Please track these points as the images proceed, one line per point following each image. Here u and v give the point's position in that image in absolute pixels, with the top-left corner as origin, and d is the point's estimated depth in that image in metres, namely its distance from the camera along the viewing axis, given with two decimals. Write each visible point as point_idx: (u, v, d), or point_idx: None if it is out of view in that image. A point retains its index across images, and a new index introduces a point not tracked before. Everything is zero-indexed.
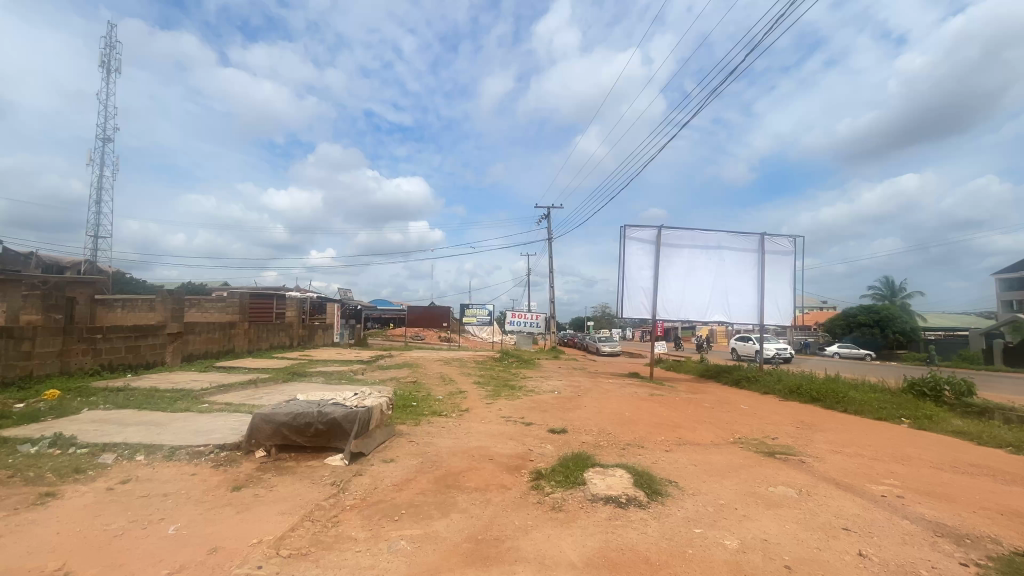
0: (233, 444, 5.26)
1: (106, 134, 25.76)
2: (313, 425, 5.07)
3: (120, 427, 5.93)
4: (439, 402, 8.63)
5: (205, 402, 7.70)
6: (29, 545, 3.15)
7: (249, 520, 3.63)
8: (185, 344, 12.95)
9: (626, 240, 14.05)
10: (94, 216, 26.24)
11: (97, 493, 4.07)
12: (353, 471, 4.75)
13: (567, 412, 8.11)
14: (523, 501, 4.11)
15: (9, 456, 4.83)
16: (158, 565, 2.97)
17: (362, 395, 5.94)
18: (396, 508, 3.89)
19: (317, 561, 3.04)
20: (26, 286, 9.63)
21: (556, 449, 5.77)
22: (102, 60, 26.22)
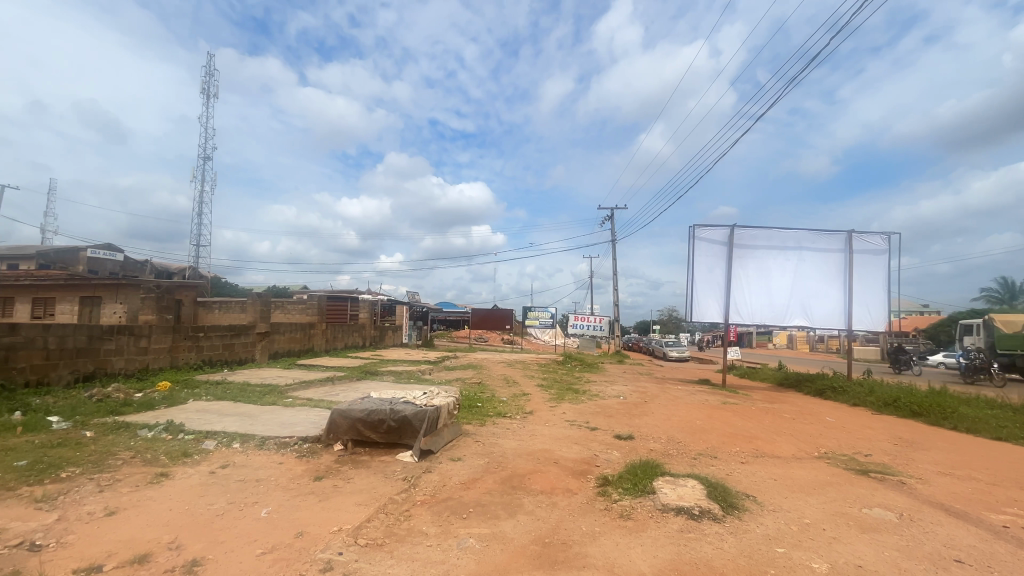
0: (315, 437, 5.65)
1: (207, 153, 28.84)
2: (385, 421, 5.32)
3: (219, 417, 6.55)
4: (504, 404, 8.72)
5: (289, 396, 8.34)
6: (148, 519, 3.57)
7: (330, 508, 3.87)
8: (272, 343, 14.09)
9: (695, 240, 13.48)
10: (197, 228, 29.34)
11: (201, 475, 4.53)
12: (423, 468, 4.92)
13: (634, 418, 7.90)
14: (589, 507, 4.04)
15: (131, 439, 5.50)
16: (253, 544, 3.24)
17: (431, 394, 6.15)
18: (464, 506, 3.98)
19: (392, 552, 3.18)
20: (147, 291, 11.07)
21: (622, 456, 5.63)
22: (203, 86, 29.24)
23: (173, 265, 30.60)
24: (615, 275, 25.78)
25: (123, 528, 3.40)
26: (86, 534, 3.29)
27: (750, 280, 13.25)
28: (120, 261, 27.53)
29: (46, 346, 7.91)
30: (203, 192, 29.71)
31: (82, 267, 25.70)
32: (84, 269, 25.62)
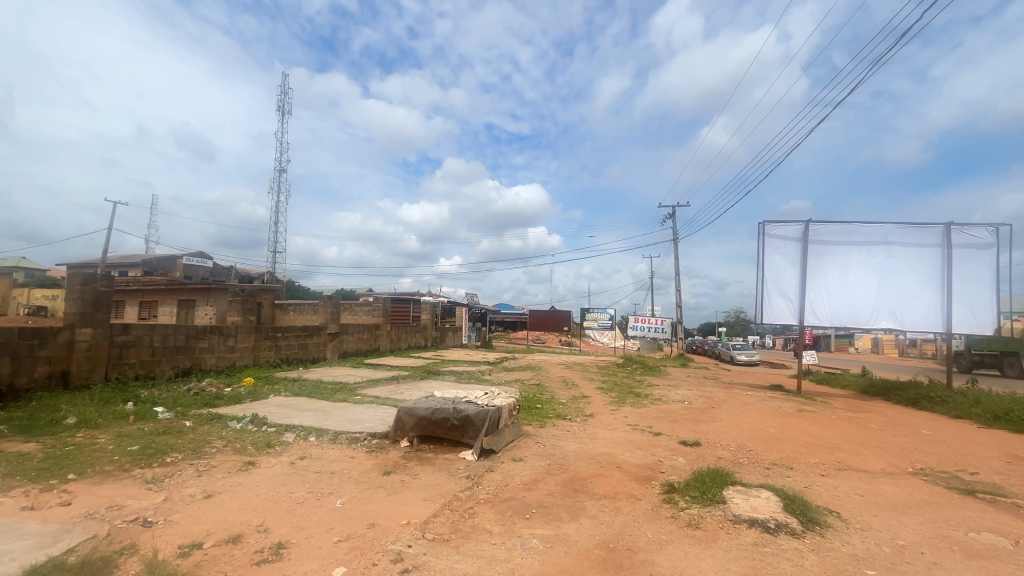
0: (383, 434, 5.91)
1: (282, 166, 30.97)
2: (449, 420, 5.47)
3: (297, 412, 7.03)
4: (563, 406, 8.68)
5: (358, 394, 8.79)
6: (239, 503, 3.89)
7: (398, 502, 4.04)
8: (341, 343, 14.89)
9: (764, 237, 12.76)
10: (274, 235, 31.61)
11: (282, 465, 4.88)
12: (485, 467, 5.00)
13: (700, 423, 7.58)
14: (655, 513, 3.93)
15: (223, 430, 6.03)
16: (330, 532, 3.45)
17: (492, 394, 6.24)
18: (526, 507, 4.00)
19: (458, 547, 3.26)
20: (233, 295, 12.09)
21: (688, 462, 5.42)
22: (279, 103, 31.43)
23: (254, 270, 33.22)
24: (677, 275, 24.83)
25: (219, 510, 3.74)
26: (187, 514, 3.64)
27: (829, 278, 12.32)
28: (210, 267, 30.33)
29: (153, 344, 8.87)
30: (280, 202, 32.01)
31: (178, 273, 28.58)
32: (180, 275, 28.47)
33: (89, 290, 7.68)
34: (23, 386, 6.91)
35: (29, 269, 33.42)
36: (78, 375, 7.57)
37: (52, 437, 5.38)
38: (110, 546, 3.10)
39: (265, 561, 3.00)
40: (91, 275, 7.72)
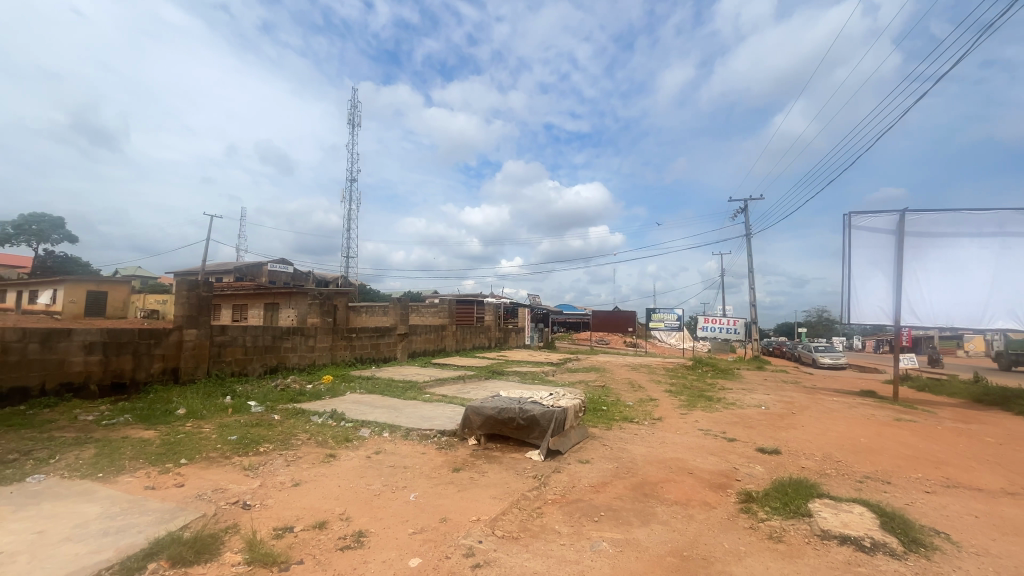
0: (452, 431, 6.10)
1: (352, 175, 32.72)
2: (515, 420, 5.53)
3: (372, 409, 7.42)
4: (630, 408, 8.49)
5: (427, 392, 9.12)
6: (324, 492, 4.19)
7: (468, 498, 4.15)
8: (410, 343, 15.51)
9: (852, 230, 11.71)
10: (347, 241, 33.51)
11: (360, 459, 5.18)
12: (552, 467, 5.01)
13: (780, 430, 7.11)
14: (732, 523, 3.75)
15: (307, 423, 6.51)
16: (406, 524, 3.61)
17: (557, 395, 6.24)
18: (594, 509, 3.96)
19: (527, 546, 3.30)
20: (313, 298, 12.99)
21: (767, 471, 5.11)
22: (350, 115, 33.25)
23: (329, 275, 35.47)
24: (751, 273, 23.39)
25: (307, 497, 4.04)
26: (279, 500, 3.97)
27: (930, 273, 11.09)
28: (291, 272, 32.77)
29: (246, 343, 9.74)
30: (351, 210, 33.95)
31: (263, 278, 31.16)
32: (265, 280, 31.04)
33: (193, 294, 8.59)
34: (143, 380, 7.87)
35: (143, 277, 37.87)
36: (185, 371, 8.50)
37: (166, 426, 6.08)
38: (216, 524, 3.46)
39: (348, 548, 3.21)
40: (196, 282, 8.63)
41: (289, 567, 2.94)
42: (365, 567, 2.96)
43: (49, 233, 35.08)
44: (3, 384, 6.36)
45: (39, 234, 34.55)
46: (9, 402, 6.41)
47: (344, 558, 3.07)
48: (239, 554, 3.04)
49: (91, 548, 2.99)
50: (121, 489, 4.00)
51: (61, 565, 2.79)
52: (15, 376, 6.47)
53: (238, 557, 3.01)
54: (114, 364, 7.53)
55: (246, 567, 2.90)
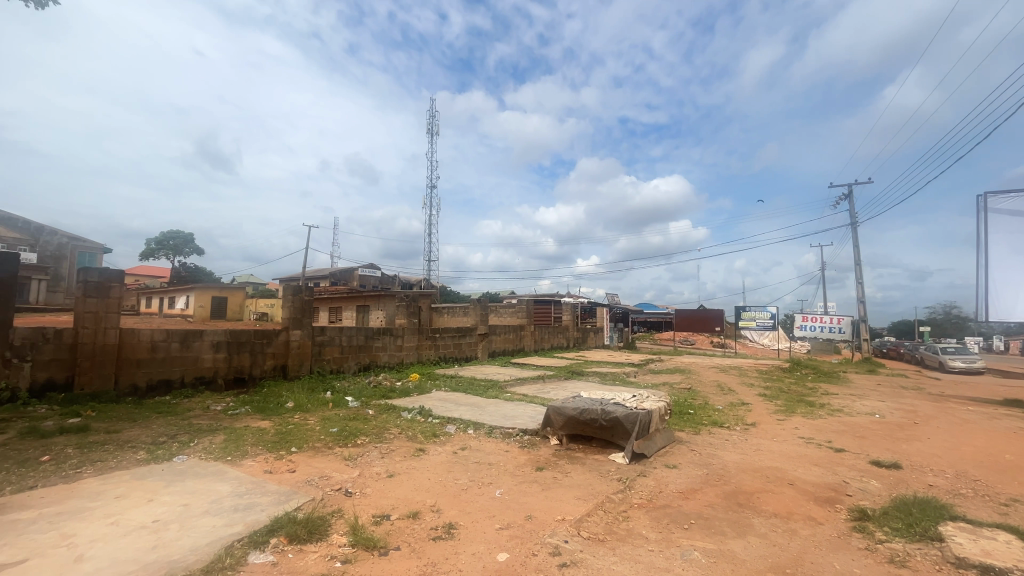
0: (534, 431, 6.17)
1: (432, 182, 34.19)
2: (597, 421, 5.47)
3: (456, 406, 7.72)
4: (720, 412, 8.03)
5: (508, 391, 9.30)
6: (415, 484, 4.43)
7: (552, 498, 4.18)
8: (490, 343, 15.88)
9: (987, 213, 10.12)
10: (429, 245, 35.03)
11: (447, 454, 5.42)
12: (637, 471, 4.88)
13: (900, 442, 6.32)
14: (843, 542, 3.41)
15: (398, 419, 6.91)
16: (493, 519, 3.72)
17: (641, 397, 6.06)
18: (684, 516, 3.80)
19: (613, 549, 3.25)
20: (401, 300, 13.76)
21: (885, 487, 4.58)
22: (429, 125, 34.78)
23: (413, 278, 37.37)
24: (859, 265, 21.04)
25: (401, 488, 4.30)
26: (376, 489, 4.27)
27: None
28: (379, 277, 34.98)
29: (343, 343, 10.57)
30: (431, 215, 35.54)
31: (355, 282, 33.55)
32: (356, 284, 33.42)
33: (297, 298, 9.50)
34: (259, 375, 8.84)
35: (254, 283, 42.43)
36: (293, 368, 9.41)
37: (279, 417, 6.78)
38: (324, 508, 3.80)
39: (440, 538, 3.37)
40: (300, 288, 9.53)
41: (387, 552, 3.15)
42: (456, 558, 3.09)
43: (183, 247, 40.52)
44: (153, 377, 7.48)
45: (175, 248, 40.06)
46: (158, 392, 7.52)
47: (436, 548, 3.23)
48: (344, 537, 3.32)
49: (225, 522, 3.42)
50: (245, 472, 4.53)
51: (203, 534, 3.23)
52: (161, 370, 7.59)
53: (343, 539, 3.29)
54: (236, 361, 8.53)
55: (351, 549, 3.16)
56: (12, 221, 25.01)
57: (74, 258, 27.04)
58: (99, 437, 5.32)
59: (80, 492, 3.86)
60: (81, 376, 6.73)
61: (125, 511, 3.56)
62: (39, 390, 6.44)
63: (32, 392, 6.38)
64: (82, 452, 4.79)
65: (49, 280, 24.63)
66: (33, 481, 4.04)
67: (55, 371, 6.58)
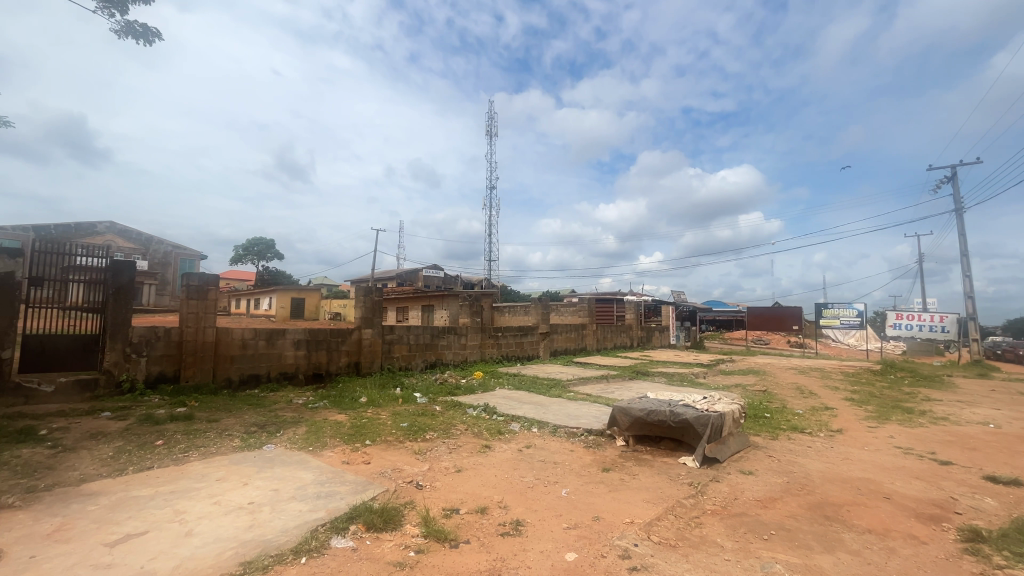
0: (599, 431, 6.08)
1: (492, 183, 34.65)
2: (666, 423, 5.29)
3: (520, 404, 7.78)
4: (800, 417, 7.49)
5: (571, 391, 9.23)
6: (482, 480, 4.51)
7: (619, 500, 4.10)
8: (552, 342, 15.85)
9: None
10: (490, 246, 35.54)
11: (512, 451, 5.48)
12: (709, 476, 4.66)
13: (1021, 457, 5.57)
14: (952, 565, 3.06)
15: (463, 415, 7.10)
16: (559, 518, 3.71)
17: (712, 398, 5.79)
18: (762, 526, 3.59)
19: (686, 556, 3.14)
20: (464, 299, 14.06)
21: (1003, 506, 4.05)
22: (488, 127, 35.25)
23: (475, 278, 38.10)
24: (964, 256, 18.78)
25: (469, 484, 4.41)
26: (445, 483, 4.41)
27: None
28: (442, 277, 36.02)
29: (410, 341, 10.99)
30: (491, 215, 36.07)
31: (419, 283, 34.79)
32: (421, 284, 34.64)
33: (368, 298, 10.00)
34: (335, 371, 9.43)
35: (329, 285, 45.23)
36: (365, 365, 9.93)
37: (353, 411, 7.19)
38: (397, 499, 3.98)
39: (508, 534, 3.42)
40: (370, 289, 10.03)
41: (458, 544, 3.24)
42: (524, 555, 3.12)
43: (266, 253, 43.97)
44: (245, 372, 8.20)
45: (259, 254, 43.59)
46: (249, 386, 8.23)
47: (504, 543, 3.28)
48: (416, 527, 3.46)
49: (310, 507, 3.68)
50: (326, 462, 4.85)
51: (291, 517, 3.50)
52: (251, 366, 8.29)
53: (416, 530, 3.42)
54: (314, 357, 9.14)
55: (424, 540, 3.29)
56: (128, 232, 28.42)
57: (177, 265, 30.24)
58: (201, 425, 5.91)
59: (188, 474, 4.32)
60: (186, 369, 7.52)
61: (225, 493, 3.93)
62: (153, 382, 7.26)
63: (148, 383, 7.20)
64: (188, 437, 5.35)
65: (158, 284, 27.74)
66: (151, 462, 4.57)
67: (165, 366, 7.38)
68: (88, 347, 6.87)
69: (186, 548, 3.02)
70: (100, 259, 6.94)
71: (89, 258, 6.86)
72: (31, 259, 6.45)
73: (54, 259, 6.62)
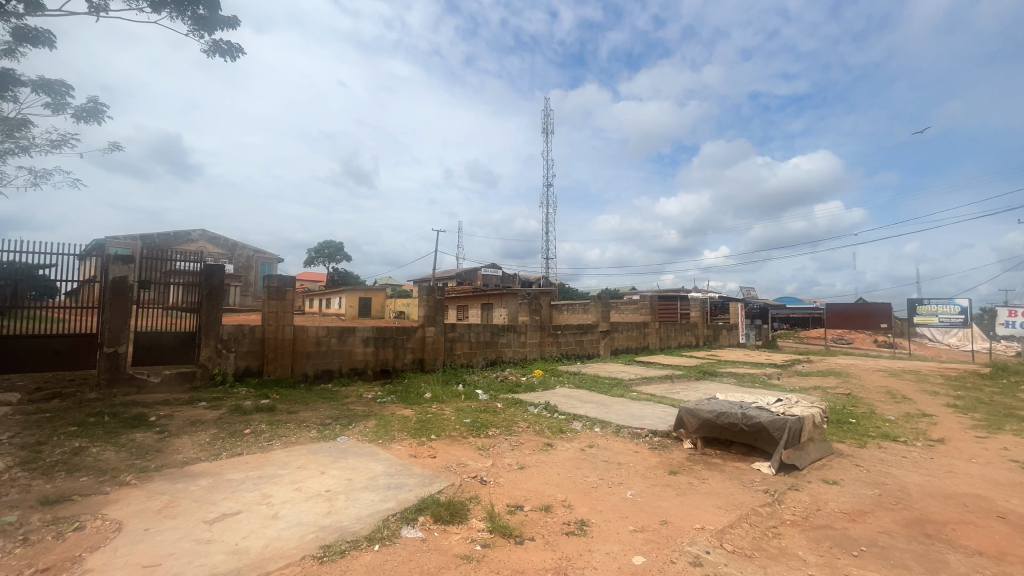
0: (665, 432, 5.90)
1: (549, 180, 34.57)
2: (737, 426, 5.03)
3: (582, 403, 7.71)
4: (892, 424, 6.83)
5: (634, 391, 9.02)
6: (545, 478, 4.52)
7: (688, 504, 3.94)
8: (612, 340, 15.55)
9: None
10: (547, 243, 35.51)
11: (575, 450, 5.44)
12: (787, 484, 4.37)
13: None
14: None
15: (525, 412, 7.15)
16: (625, 520, 3.64)
17: (788, 401, 5.42)
18: (851, 541, 3.32)
19: (763, 568, 2.96)
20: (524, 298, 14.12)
21: None
22: (545, 123, 35.17)
23: (533, 276, 38.17)
24: None
25: (532, 481, 4.43)
26: (509, 480, 4.45)
27: None
28: (500, 276, 36.44)
29: (471, 339, 11.22)
30: (548, 212, 36.00)
31: (478, 282, 35.42)
32: (480, 283, 35.23)
33: (431, 297, 10.30)
34: (401, 367, 9.82)
35: (393, 285, 47.32)
36: (429, 362, 10.25)
37: (419, 406, 7.45)
38: (462, 493, 4.08)
39: (572, 533, 3.39)
40: (433, 288, 10.33)
41: (523, 541, 3.27)
42: (590, 555, 3.09)
43: (337, 256, 46.60)
44: (319, 367, 8.73)
45: (330, 256, 46.31)
46: (323, 380, 8.77)
47: (570, 543, 3.26)
48: (482, 522, 3.52)
49: (381, 498, 3.85)
50: (394, 454, 5.06)
51: (365, 506, 3.68)
52: (325, 361, 8.82)
53: (481, 524, 3.49)
54: (382, 354, 9.57)
55: (489, 534, 3.34)
56: (217, 239, 31.20)
57: (259, 267, 32.81)
58: (283, 416, 6.36)
59: (273, 460, 4.67)
60: (268, 364, 8.13)
61: (305, 479, 4.21)
62: (241, 375, 7.91)
63: (236, 376, 7.86)
64: (272, 427, 5.77)
65: (242, 285, 30.26)
66: (240, 449, 4.99)
67: (250, 361, 8.02)
68: (187, 343, 7.62)
69: (273, 529, 3.27)
70: (194, 264, 7.62)
71: (186, 263, 7.56)
72: (140, 264, 7.24)
73: (158, 264, 7.39)
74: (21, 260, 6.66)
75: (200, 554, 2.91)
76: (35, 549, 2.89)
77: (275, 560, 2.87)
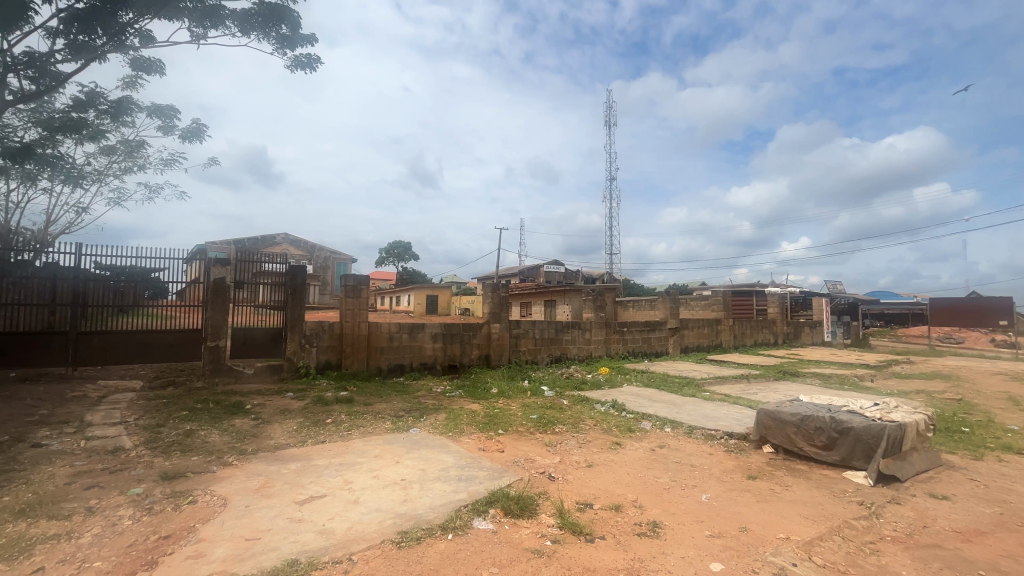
0: (742, 434, 5.59)
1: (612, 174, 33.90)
2: (826, 431, 4.66)
3: (651, 402, 7.49)
4: (1016, 434, 5.98)
5: (706, 391, 8.61)
6: (614, 477, 4.43)
7: (771, 512, 3.71)
8: (682, 337, 14.95)
9: None
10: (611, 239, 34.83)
11: (644, 450, 5.29)
12: (886, 496, 3.98)
13: None
14: None
15: (592, 410, 7.06)
16: (700, 524, 3.49)
17: (886, 405, 4.93)
18: (966, 563, 2.96)
19: None
20: (588, 294, 13.92)
21: None
22: (608, 117, 34.49)
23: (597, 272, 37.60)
24: None
25: (600, 479, 4.37)
26: (577, 477, 4.43)
27: None
28: (563, 273, 36.25)
29: (536, 336, 11.25)
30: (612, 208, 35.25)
31: (541, 279, 35.46)
32: (542, 280, 35.25)
33: (495, 294, 10.45)
34: (467, 362, 10.06)
35: (459, 283, 48.60)
36: (494, 358, 10.42)
37: (485, 401, 7.61)
38: (531, 488, 4.11)
39: (644, 534, 3.32)
40: (497, 285, 10.48)
41: (593, 539, 3.23)
42: (664, 558, 3.00)
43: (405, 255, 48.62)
44: (392, 361, 9.17)
45: (399, 257, 48.42)
46: (395, 374, 9.19)
47: (642, 544, 3.19)
48: (552, 518, 3.53)
49: (453, 489, 3.97)
50: (464, 447, 5.19)
51: (438, 496, 3.81)
52: (397, 356, 9.25)
53: (551, 520, 3.49)
54: (449, 350, 9.86)
55: (559, 530, 3.35)
56: (298, 242, 33.71)
57: (335, 268, 35.01)
58: (360, 407, 6.75)
59: (353, 449, 4.96)
60: (346, 358, 8.65)
61: (382, 468, 4.44)
62: (322, 368, 8.49)
63: (318, 369, 8.44)
64: (351, 418, 6.14)
65: (321, 285, 32.42)
66: (324, 437, 5.35)
67: (330, 355, 8.58)
68: (275, 338, 8.30)
69: (355, 513, 3.48)
70: (280, 265, 8.32)
71: (273, 264, 8.27)
72: (235, 265, 8.01)
73: (249, 266, 8.12)
74: (140, 264, 7.57)
75: (293, 531, 3.17)
76: (158, 518, 3.28)
77: (358, 542, 3.06)
